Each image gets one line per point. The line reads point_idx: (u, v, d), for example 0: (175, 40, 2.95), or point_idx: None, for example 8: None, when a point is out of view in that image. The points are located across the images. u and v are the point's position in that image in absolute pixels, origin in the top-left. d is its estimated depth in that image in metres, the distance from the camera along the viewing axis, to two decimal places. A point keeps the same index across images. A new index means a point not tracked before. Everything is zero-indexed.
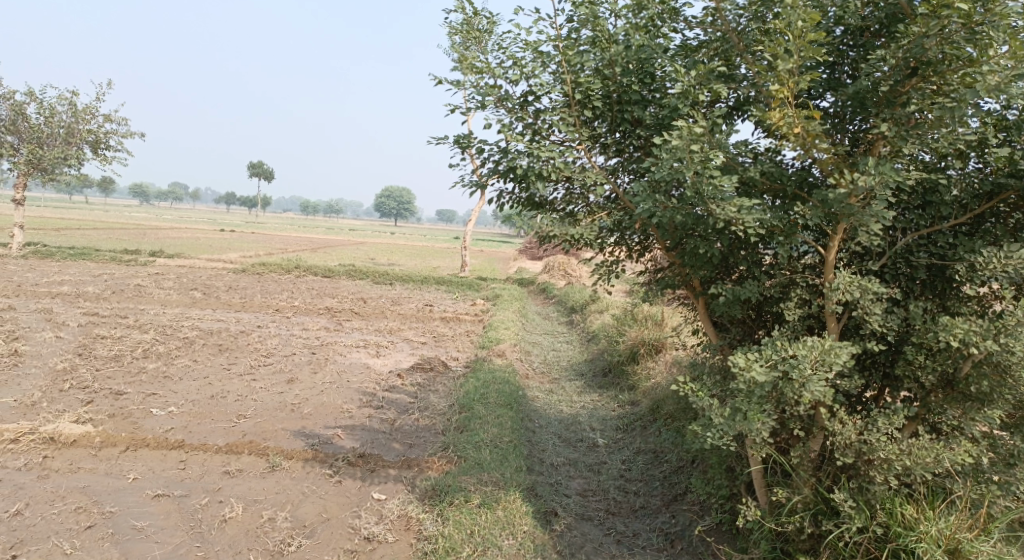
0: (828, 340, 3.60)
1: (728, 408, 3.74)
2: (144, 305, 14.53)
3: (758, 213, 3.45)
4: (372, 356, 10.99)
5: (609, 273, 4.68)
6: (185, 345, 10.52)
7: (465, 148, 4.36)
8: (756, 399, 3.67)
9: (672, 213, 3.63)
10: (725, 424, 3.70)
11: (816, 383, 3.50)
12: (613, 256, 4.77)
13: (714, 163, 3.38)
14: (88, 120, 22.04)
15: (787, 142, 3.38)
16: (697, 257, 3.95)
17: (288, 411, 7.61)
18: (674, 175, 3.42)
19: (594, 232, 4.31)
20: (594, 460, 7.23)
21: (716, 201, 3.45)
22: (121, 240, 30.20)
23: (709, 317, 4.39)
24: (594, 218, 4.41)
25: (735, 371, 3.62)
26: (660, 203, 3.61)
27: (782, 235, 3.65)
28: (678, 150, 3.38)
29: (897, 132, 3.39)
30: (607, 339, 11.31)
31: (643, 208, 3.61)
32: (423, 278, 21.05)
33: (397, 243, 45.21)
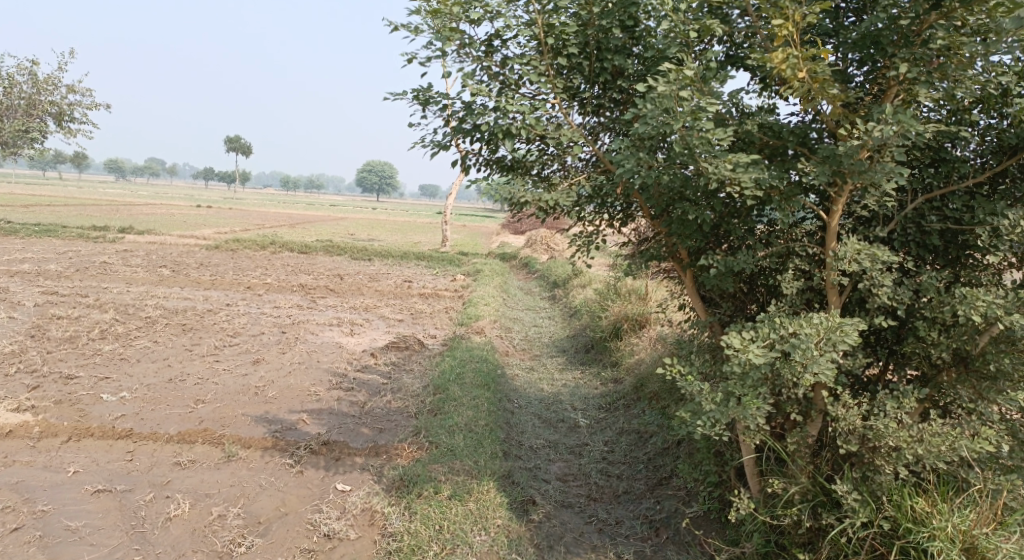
0: (834, 317, 3.17)
1: (720, 393, 3.34)
2: (108, 283, 13.96)
3: (756, 172, 3.02)
4: (346, 334, 10.54)
5: (589, 244, 4.25)
6: (147, 326, 10.02)
7: (426, 104, 3.91)
8: (750, 382, 3.27)
9: (659, 173, 3.20)
10: (717, 412, 3.28)
11: (821, 363, 3.10)
12: (594, 226, 4.34)
13: (707, 114, 2.94)
14: (51, 91, 21.19)
15: (790, 89, 2.96)
16: (684, 224, 3.53)
17: (251, 394, 7.17)
18: (659, 129, 2.98)
19: (570, 196, 3.84)
20: (576, 442, 6.86)
21: (707, 158, 3.03)
22: (91, 217, 29.39)
23: (697, 292, 4.01)
24: (572, 183, 3.97)
25: (729, 353, 3.21)
26: (644, 162, 3.18)
27: (782, 198, 3.22)
28: (663, 98, 2.95)
29: (917, 76, 2.99)
30: (589, 314, 10.93)
31: (624, 168, 3.17)
32: (402, 254, 20.55)
33: (378, 219, 44.60)
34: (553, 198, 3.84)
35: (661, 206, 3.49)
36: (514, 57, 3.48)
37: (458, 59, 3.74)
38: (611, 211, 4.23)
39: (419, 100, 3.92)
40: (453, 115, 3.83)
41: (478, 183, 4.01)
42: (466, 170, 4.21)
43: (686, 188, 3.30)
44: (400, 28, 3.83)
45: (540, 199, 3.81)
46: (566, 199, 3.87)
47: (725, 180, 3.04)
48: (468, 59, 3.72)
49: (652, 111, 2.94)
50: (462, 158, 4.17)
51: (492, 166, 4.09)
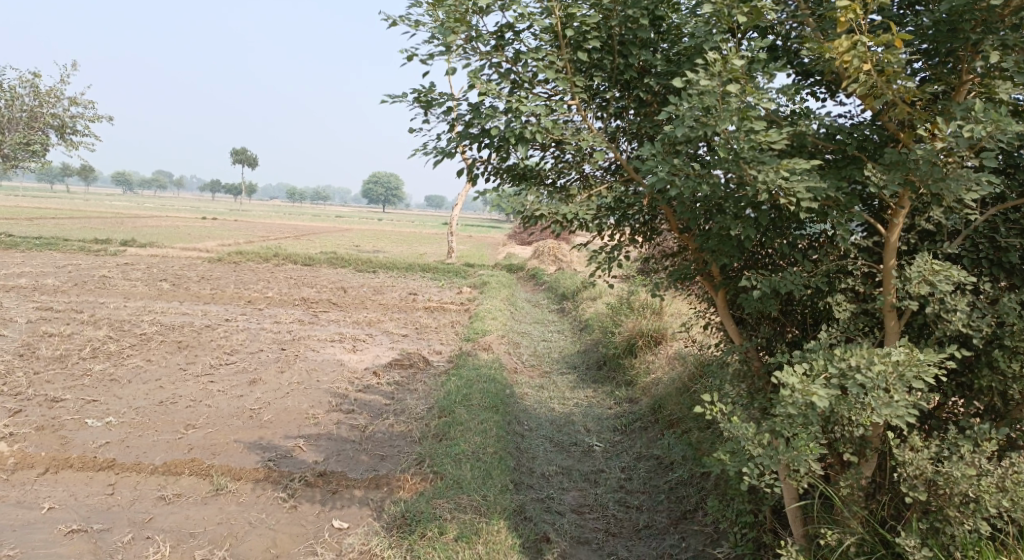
0: (911, 351, 2.73)
1: (767, 433, 2.90)
2: (105, 298, 13.58)
3: (812, 181, 2.64)
4: (348, 350, 10.13)
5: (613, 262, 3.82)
6: (141, 343, 9.62)
7: (428, 106, 3.52)
8: (803, 422, 2.83)
9: (695, 182, 2.81)
10: (765, 458, 2.83)
11: (891, 401, 2.66)
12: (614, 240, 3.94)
13: (756, 113, 2.57)
14: (53, 103, 20.94)
15: (856, 82, 2.61)
16: (723, 241, 3.12)
17: (246, 418, 6.76)
18: (701, 130, 2.59)
19: (592, 206, 3.43)
20: (591, 468, 6.42)
21: (753, 164, 2.65)
22: (93, 230, 29.10)
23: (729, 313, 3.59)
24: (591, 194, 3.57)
25: (785, 390, 2.76)
26: (681, 169, 2.79)
27: (838, 210, 2.83)
28: (705, 95, 2.57)
29: (1012, 66, 2.68)
30: (601, 329, 10.50)
31: (657, 176, 2.78)
32: (407, 265, 20.17)
33: (383, 230, 44.33)
34: (573, 210, 3.43)
35: (696, 221, 3.09)
36: (527, 51, 3.10)
37: (465, 55, 3.36)
38: (635, 224, 3.82)
39: (420, 102, 3.54)
40: (460, 118, 3.44)
41: (487, 195, 3.59)
42: (473, 181, 3.81)
43: (727, 198, 2.90)
44: (398, 21, 3.46)
45: (559, 212, 3.40)
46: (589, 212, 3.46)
47: (777, 190, 2.66)
48: (476, 56, 3.35)
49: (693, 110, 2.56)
50: (469, 166, 3.77)
51: (503, 175, 3.69)
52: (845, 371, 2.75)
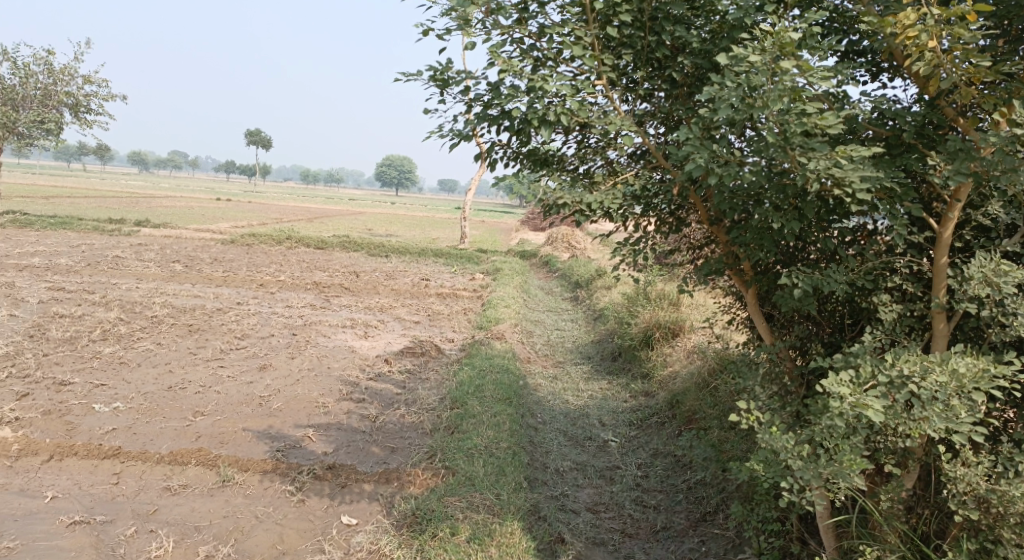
0: (972, 360, 2.52)
1: (807, 444, 2.72)
2: (118, 279, 13.53)
3: (867, 169, 2.47)
4: (359, 337, 10.00)
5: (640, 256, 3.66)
6: (152, 326, 9.54)
7: (445, 86, 3.33)
8: (848, 434, 2.65)
9: (734, 170, 2.64)
10: (807, 472, 2.63)
11: (948, 412, 2.48)
12: (639, 231, 3.76)
13: (807, 94, 2.42)
14: (68, 81, 20.87)
15: (919, 61, 2.49)
16: (761, 234, 2.95)
17: (255, 406, 6.64)
18: (745, 112, 2.45)
19: (620, 194, 3.25)
20: (606, 464, 6.26)
21: (802, 151, 2.51)
22: (108, 210, 29.13)
23: (760, 313, 3.45)
24: (617, 181, 3.38)
25: (832, 399, 2.56)
26: (721, 156, 2.62)
27: (892, 200, 2.66)
28: (751, 74, 2.42)
29: None
30: (616, 319, 10.31)
31: (693, 164, 2.61)
32: (420, 250, 20.03)
33: (396, 213, 44.26)
34: (599, 199, 3.24)
35: (735, 212, 2.92)
36: (552, 26, 2.90)
37: (483, 30, 3.16)
38: (662, 214, 3.64)
39: (436, 81, 3.35)
40: (479, 98, 3.25)
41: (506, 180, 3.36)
42: (491, 167, 3.62)
43: (769, 188, 2.74)
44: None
45: (584, 201, 3.21)
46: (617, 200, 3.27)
47: (829, 180, 2.50)
48: (496, 30, 3.15)
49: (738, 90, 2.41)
50: (488, 151, 3.58)
51: (525, 161, 3.50)
52: (896, 379, 2.58)
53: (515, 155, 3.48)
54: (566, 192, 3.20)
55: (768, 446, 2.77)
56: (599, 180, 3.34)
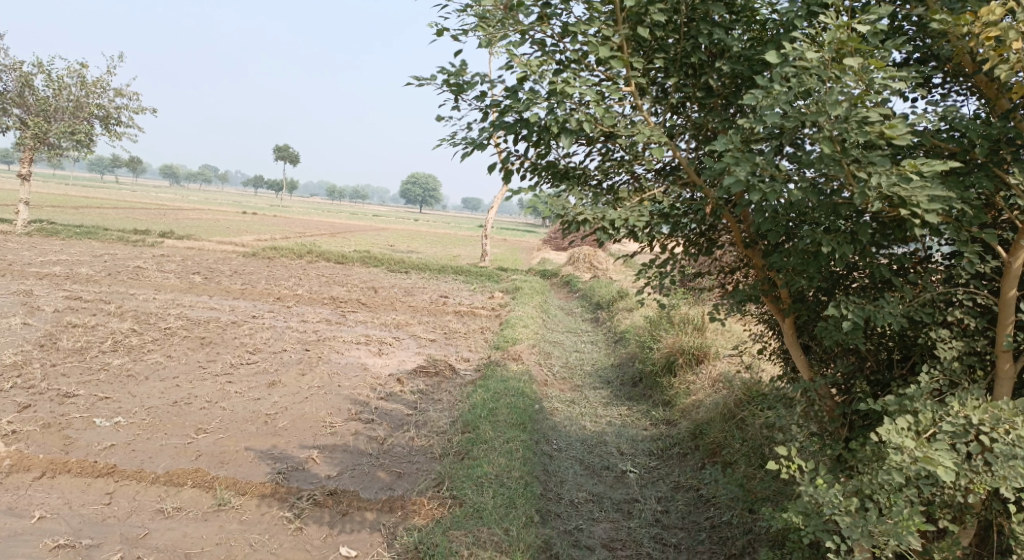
0: None
1: (855, 497, 2.54)
2: (135, 289, 13.45)
3: (935, 190, 2.31)
4: (373, 354, 9.76)
5: (668, 281, 3.41)
6: (164, 338, 9.39)
7: (459, 91, 3.11)
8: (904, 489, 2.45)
9: (779, 186, 2.45)
10: (854, 530, 2.43)
11: (1021, 470, 2.29)
12: (665, 253, 3.49)
13: (867, 100, 2.31)
14: (99, 93, 21.09)
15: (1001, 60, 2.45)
16: (807, 259, 2.76)
17: (261, 424, 6.42)
18: (796, 120, 2.38)
19: (648, 210, 2.97)
20: (624, 497, 5.94)
21: (859, 165, 2.40)
22: (134, 221, 29.34)
23: (798, 347, 3.26)
24: (643, 198, 3.10)
25: (890, 453, 2.38)
26: (767, 171, 2.46)
27: (961, 223, 2.51)
28: (806, 75, 2.35)
29: None
30: (638, 343, 9.97)
31: (736, 177, 2.43)
32: (440, 267, 19.82)
33: (418, 231, 44.23)
34: (623, 216, 2.97)
35: (778, 235, 2.74)
36: (577, 23, 2.67)
37: (501, 29, 2.93)
38: (692, 234, 3.38)
39: (449, 87, 3.14)
40: (496, 104, 3.03)
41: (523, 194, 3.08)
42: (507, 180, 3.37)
43: (818, 209, 2.61)
44: None
45: (607, 218, 2.94)
46: (645, 218, 2.99)
47: (891, 199, 2.38)
48: (516, 30, 2.93)
49: (792, 94, 2.34)
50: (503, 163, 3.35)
51: (544, 173, 3.25)
52: (961, 428, 2.41)
53: (534, 167, 3.23)
54: (588, 208, 2.94)
55: (813, 499, 2.57)
56: (624, 196, 3.07)
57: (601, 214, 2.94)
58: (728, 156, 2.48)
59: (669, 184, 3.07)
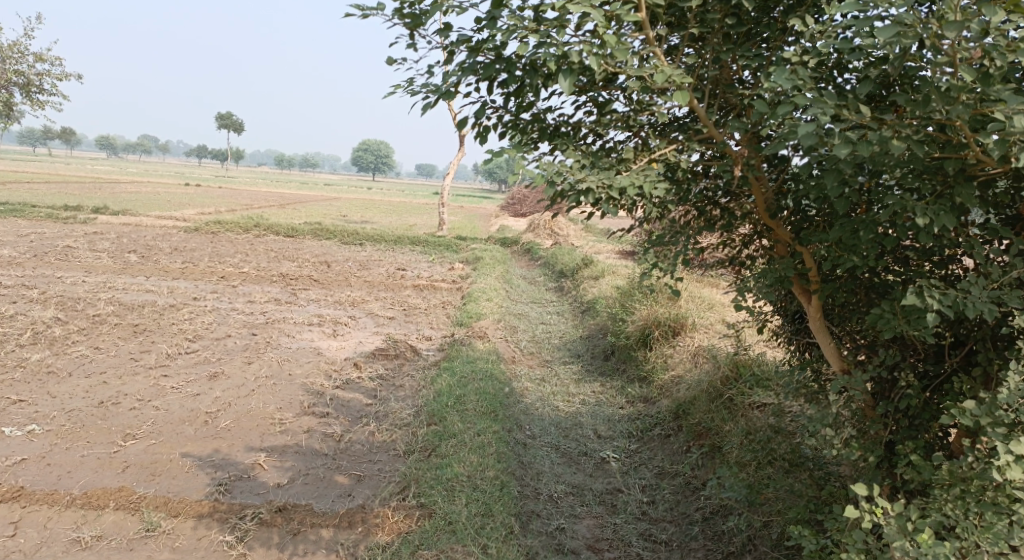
0: None
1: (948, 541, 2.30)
2: (64, 272, 12.40)
3: None
4: (327, 336, 9.05)
5: (682, 261, 2.98)
6: (92, 327, 8.51)
7: (415, 23, 2.48)
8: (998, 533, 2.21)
9: (858, 136, 2.12)
10: None
11: None
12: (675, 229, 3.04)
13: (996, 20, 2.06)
14: (18, 60, 19.50)
15: None
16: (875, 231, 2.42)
17: (199, 424, 5.72)
18: (912, 35, 2.04)
19: (668, 168, 2.43)
20: (605, 487, 5.45)
21: (984, 105, 2.15)
22: (66, 196, 27.60)
23: (828, 341, 2.86)
24: (651, 159, 2.56)
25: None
26: (854, 118, 2.13)
27: None
28: None
29: None
30: (608, 314, 9.45)
31: (806, 128, 2.08)
32: (395, 238, 18.99)
33: (373, 200, 43.00)
34: (631, 183, 2.41)
35: (847, 202, 2.37)
36: None
37: None
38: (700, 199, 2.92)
39: (402, 18, 2.50)
40: (465, 38, 2.41)
41: (503, 152, 2.50)
42: (479, 141, 2.76)
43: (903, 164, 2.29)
44: None
45: (614, 186, 2.37)
46: (659, 183, 2.45)
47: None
48: None
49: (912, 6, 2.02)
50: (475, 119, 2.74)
51: (527, 131, 2.68)
52: None
53: (516, 124, 2.65)
54: (592, 175, 2.38)
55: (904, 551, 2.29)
56: (630, 157, 2.52)
57: (607, 180, 2.38)
58: (797, 95, 2.13)
59: (683, 140, 2.59)
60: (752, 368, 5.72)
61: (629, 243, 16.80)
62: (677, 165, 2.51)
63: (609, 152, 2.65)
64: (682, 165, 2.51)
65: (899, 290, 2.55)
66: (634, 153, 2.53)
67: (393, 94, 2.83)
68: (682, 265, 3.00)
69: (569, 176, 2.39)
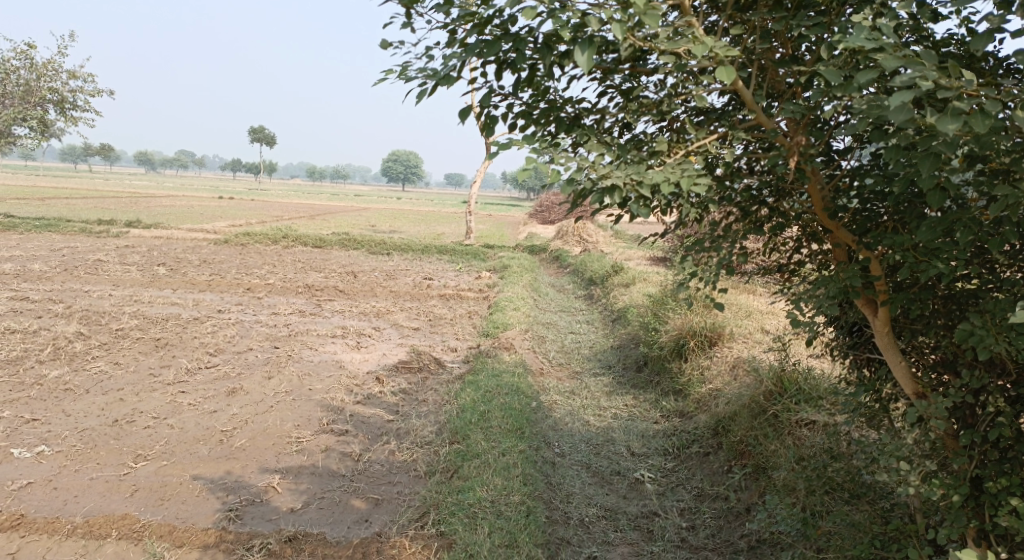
0: None
1: None
2: (92, 286, 12.39)
3: None
4: (350, 349, 8.82)
5: (727, 268, 2.65)
6: (113, 342, 8.38)
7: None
8: None
9: (962, 106, 1.82)
10: None
11: None
12: (716, 235, 2.72)
13: None
14: (51, 77, 19.77)
15: None
16: (974, 228, 2.09)
17: (214, 443, 5.49)
18: None
19: (736, 141, 2.11)
20: (641, 511, 5.09)
21: None
22: (100, 210, 28.04)
23: (901, 363, 2.51)
24: (687, 152, 2.25)
25: None
26: (957, 83, 1.83)
27: None
28: None
29: None
30: (639, 322, 9.07)
31: (903, 97, 1.78)
32: (423, 248, 18.80)
33: (401, 209, 43.12)
34: (665, 178, 2.09)
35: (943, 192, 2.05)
36: None
37: None
38: (742, 200, 2.59)
39: None
40: (472, 11, 2.13)
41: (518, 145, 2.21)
42: (484, 134, 2.46)
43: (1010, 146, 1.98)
44: None
45: (646, 181, 2.06)
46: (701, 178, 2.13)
47: None
48: None
49: None
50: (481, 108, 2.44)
51: (542, 122, 2.38)
52: None
53: (529, 113, 2.36)
54: (620, 169, 2.08)
55: None
56: (663, 149, 2.20)
57: (638, 175, 2.07)
58: (891, 59, 1.83)
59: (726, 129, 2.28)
60: (797, 382, 5.31)
61: (660, 249, 16.36)
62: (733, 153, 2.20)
63: (639, 145, 2.35)
64: (732, 157, 2.19)
65: (996, 302, 2.21)
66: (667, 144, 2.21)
67: (386, 81, 2.54)
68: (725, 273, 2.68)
69: (593, 171, 2.08)
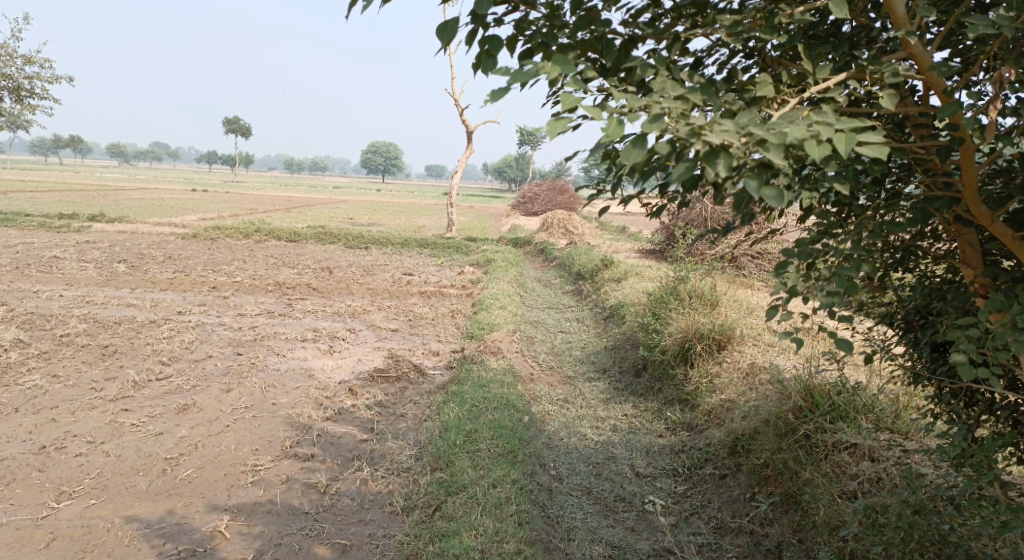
0: None
1: None
2: (43, 285, 11.44)
3: None
4: (322, 354, 8.03)
5: (851, 281, 2.14)
6: (53, 350, 7.50)
7: None
8: None
9: None
10: None
11: None
12: (832, 239, 2.26)
13: None
14: (6, 63, 18.59)
15: None
16: None
17: (155, 475, 4.70)
18: None
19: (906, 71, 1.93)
20: (653, 548, 4.39)
21: None
22: (68, 204, 26.89)
23: None
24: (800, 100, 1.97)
25: None
26: None
27: None
28: None
29: None
30: (636, 322, 8.35)
31: None
32: (403, 241, 17.94)
33: (381, 202, 42.08)
34: (797, 135, 1.80)
35: None
36: None
37: None
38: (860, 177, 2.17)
39: None
40: None
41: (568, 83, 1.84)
42: (481, 63, 1.99)
43: None
44: None
45: (775, 140, 1.77)
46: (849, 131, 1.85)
47: None
48: None
49: None
50: (479, 26, 1.98)
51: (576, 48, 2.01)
52: None
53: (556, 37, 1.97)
54: (730, 124, 1.78)
55: None
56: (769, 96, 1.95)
57: (762, 133, 1.78)
58: None
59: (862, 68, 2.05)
60: (831, 396, 4.55)
61: (649, 241, 15.61)
62: (891, 95, 1.97)
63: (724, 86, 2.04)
64: (890, 100, 1.97)
65: None
66: (772, 87, 1.97)
67: None
68: (846, 289, 2.14)
69: (701, 131, 1.78)
